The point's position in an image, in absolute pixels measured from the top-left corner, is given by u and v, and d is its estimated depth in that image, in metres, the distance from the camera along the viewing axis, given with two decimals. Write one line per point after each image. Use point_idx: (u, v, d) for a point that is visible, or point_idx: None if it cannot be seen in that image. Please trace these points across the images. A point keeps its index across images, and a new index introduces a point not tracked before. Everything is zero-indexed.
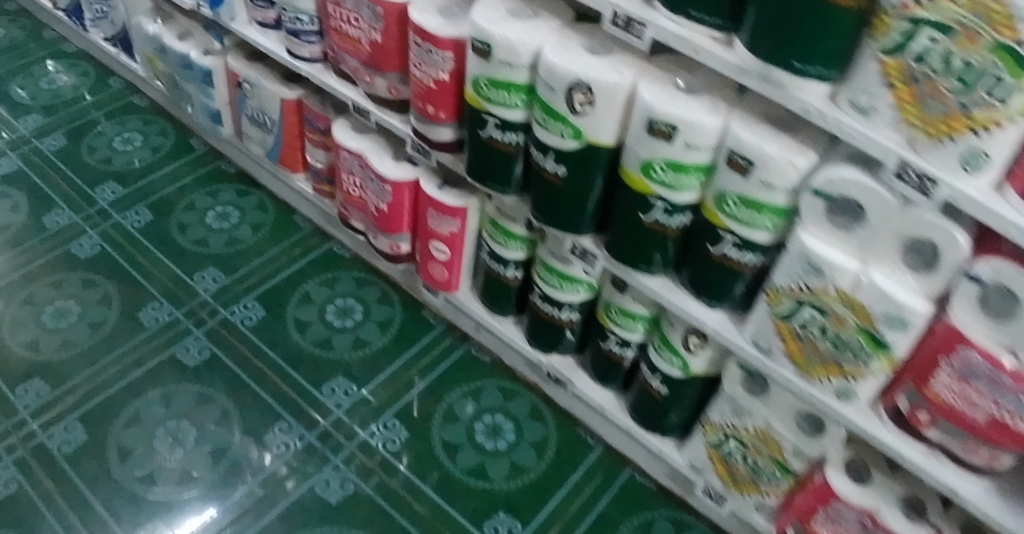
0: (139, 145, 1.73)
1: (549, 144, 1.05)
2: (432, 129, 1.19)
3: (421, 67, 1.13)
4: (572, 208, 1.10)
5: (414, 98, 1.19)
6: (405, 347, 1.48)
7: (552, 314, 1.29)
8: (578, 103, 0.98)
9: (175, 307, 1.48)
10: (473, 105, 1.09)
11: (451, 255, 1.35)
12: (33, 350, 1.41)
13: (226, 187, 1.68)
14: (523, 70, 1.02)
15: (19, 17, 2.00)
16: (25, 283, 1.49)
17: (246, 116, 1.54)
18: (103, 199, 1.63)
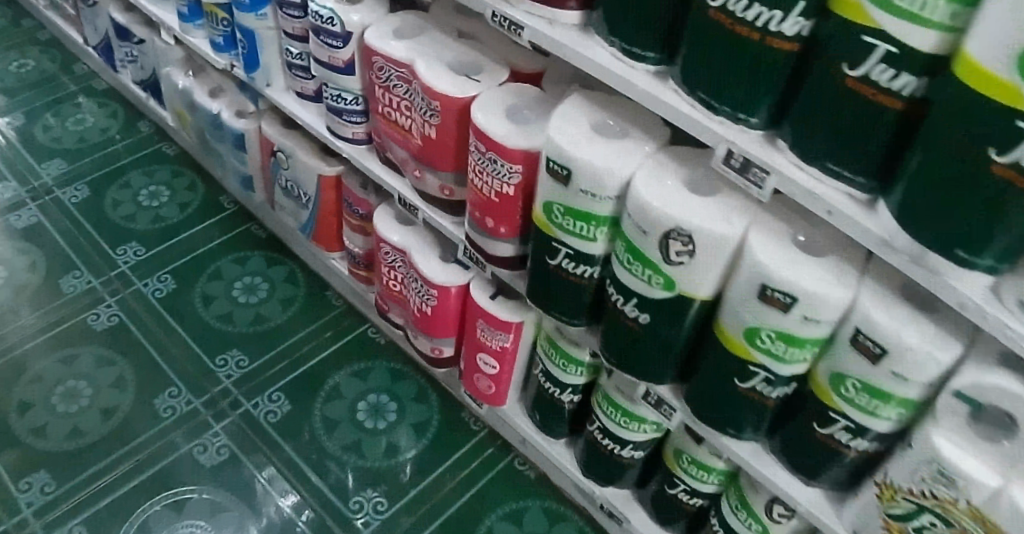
0: (166, 200, 1.61)
1: (634, 290, 0.88)
2: (490, 242, 1.03)
3: (483, 176, 0.97)
4: (651, 356, 0.94)
5: (472, 205, 1.02)
6: (442, 455, 1.33)
7: (612, 451, 1.14)
8: (674, 252, 0.82)
9: (195, 396, 1.34)
10: (541, 229, 0.92)
11: (500, 369, 1.19)
12: (40, 436, 1.25)
13: (256, 255, 1.56)
14: (608, 201, 0.85)
15: (53, 48, 1.91)
16: (34, 356, 1.34)
17: (279, 186, 1.40)
18: (124, 260, 1.50)
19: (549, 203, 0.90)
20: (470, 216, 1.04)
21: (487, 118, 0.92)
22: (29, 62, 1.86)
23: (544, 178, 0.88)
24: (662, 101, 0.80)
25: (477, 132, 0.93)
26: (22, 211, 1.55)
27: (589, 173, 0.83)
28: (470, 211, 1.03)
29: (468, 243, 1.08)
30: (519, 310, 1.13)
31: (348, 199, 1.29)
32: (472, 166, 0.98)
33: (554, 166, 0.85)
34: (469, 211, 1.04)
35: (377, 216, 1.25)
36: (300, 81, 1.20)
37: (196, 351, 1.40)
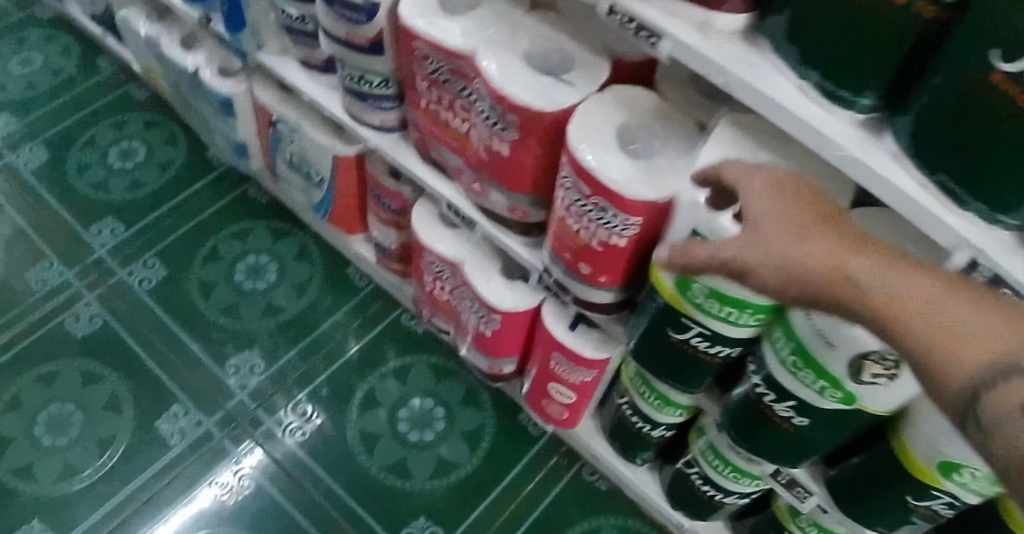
0: (141, 160, 1.37)
1: (794, 393, 0.64)
2: (585, 287, 0.78)
3: (581, 220, 0.70)
4: (796, 450, 0.72)
5: (558, 242, 0.77)
6: (501, 469, 1.16)
7: (712, 498, 0.95)
8: (868, 373, 0.56)
9: (205, 415, 1.14)
10: (671, 303, 0.67)
11: (577, 400, 1.00)
12: (29, 481, 1.06)
13: (258, 226, 1.32)
14: (771, 293, 0.59)
15: None
16: (8, 377, 1.14)
17: (282, 159, 1.14)
18: (100, 242, 1.28)
19: (685, 278, 0.63)
20: (555, 252, 0.79)
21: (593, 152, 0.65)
22: None
23: (682, 247, 0.62)
24: (880, 175, 0.50)
25: (577, 170, 0.66)
26: None
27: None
28: (556, 247, 0.78)
29: (549, 277, 0.84)
30: (606, 345, 0.91)
31: (375, 190, 1.04)
32: (563, 203, 0.72)
33: (702, 242, 0.59)
34: (554, 245, 0.79)
35: (417, 212, 1.00)
36: (308, 47, 0.90)
37: (198, 354, 1.19)
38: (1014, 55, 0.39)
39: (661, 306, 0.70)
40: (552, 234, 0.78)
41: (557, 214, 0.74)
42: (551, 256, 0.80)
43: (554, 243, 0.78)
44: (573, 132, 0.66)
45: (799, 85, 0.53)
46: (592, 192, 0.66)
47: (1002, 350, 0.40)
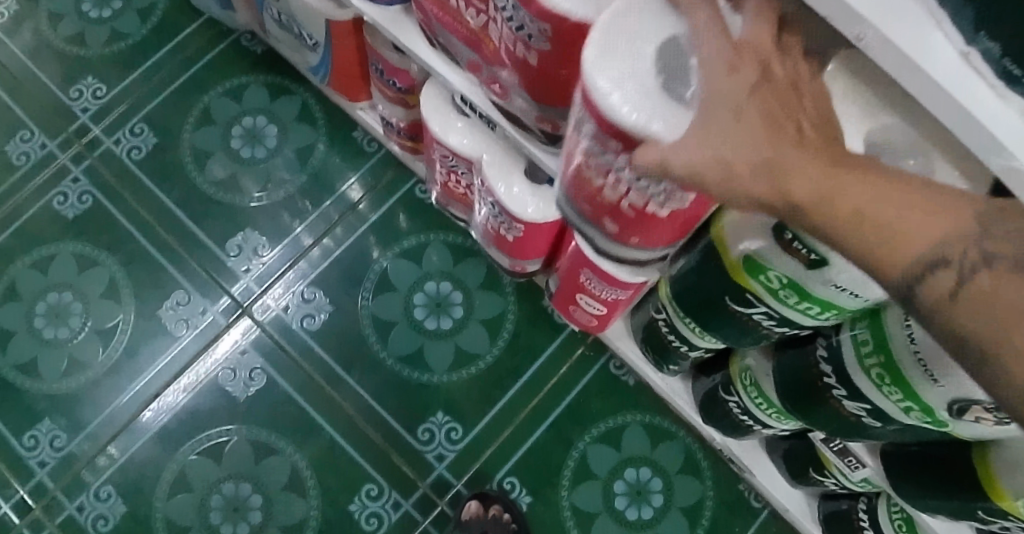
0: (119, 6, 1.19)
1: (869, 397, 0.52)
2: (610, 251, 0.57)
3: (607, 186, 0.47)
4: (849, 435, 0.61)
5: (571, 203, 0.53)
6: (524, 360, 1.09)
7: (751, 427, 0.86)
8: (970, 414, 0.45)
9: (209, 302, 1.09)
10: (735, 276, 0.54)
11: (608, 312, 0.90)
12: (36, 377, 1.06)
13: (253, 81, 1.16)
14: (867, 303, 0.46)
15: None
16: (5, 263, 1.10)
17: (268, 18, 0.97)
18: (81, 107, 1.15)
19: (757, 260, 0.51)
20: (566, 211, 0.56)
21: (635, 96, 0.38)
22: None
23: (762, 229, 0.48)
24: None
25: (600, 123, 0.40)
26: None
27: (855, 272, 0.43)
28: (567, 206, 0.55)
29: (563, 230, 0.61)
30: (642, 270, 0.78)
31: (375, 62, 0.86)
32: (578, 158, 0.47)
33: (790, 238, 0.45)
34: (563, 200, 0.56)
35: (426, 91, 0.83)
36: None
37: (198, 235, 1.12)
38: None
39: (720, 271, 0.57)
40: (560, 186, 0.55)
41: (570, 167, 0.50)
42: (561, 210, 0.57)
43: (564, 201, 0.55)
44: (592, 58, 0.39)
45: (965, 51, 0.33)
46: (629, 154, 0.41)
47: (946, 235, 0.33)
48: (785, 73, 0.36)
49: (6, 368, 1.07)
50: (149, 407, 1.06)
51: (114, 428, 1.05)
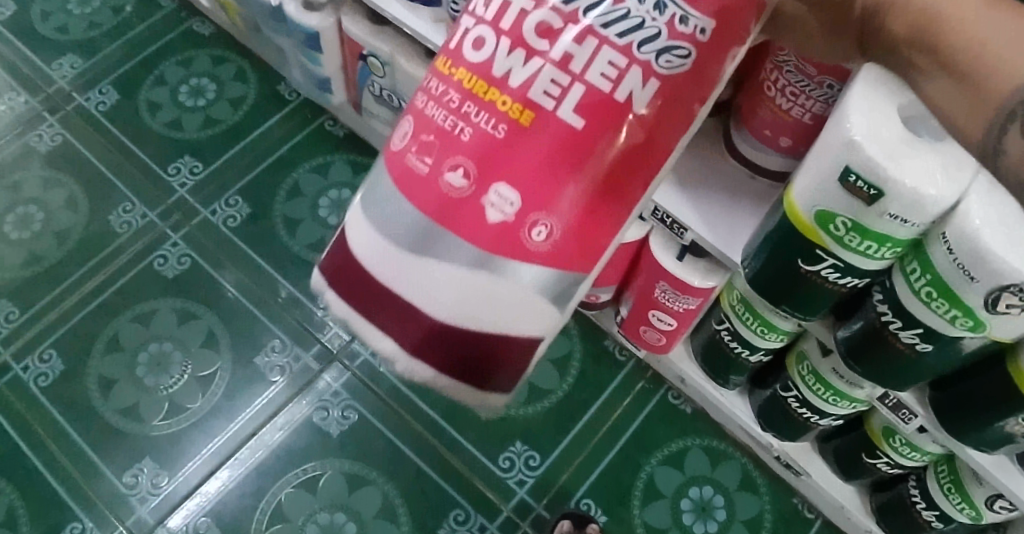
0: (214, 97, 1.30)
1: (921, 320, 0.74)
2: (516, 230, 0.40)
3: (578, 28, 0.39)
4: (903, 371, 0.82)
5: (484, 109, 0.40)
6: (591, 393, 1.20)
7: (807, 419, 1.01)
8: (1001, 302, 0.65)
9: (302, 350, 1.17)
10: (810, 238, 0.76)
11: (677, 326, 1.04)
12: (136, 422, 1.10)
13: (337, 158, 1.26)
14: (913, 229, 0.67)
15: None
16: (105, 319, 1.15)
17: (369, 93, 1.12)
18: (179, 183, 1.24)
19: (829, 213, 0.72)
20: (448, 150, 0.40)
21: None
22: None
23: (830, 183, 0.68)
24: None
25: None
26: (43, 129, 1.26)
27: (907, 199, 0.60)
28: (457, 127, 0.40)
29: (405, 239, 0.41)
30: (712, 275, 0.95)
31: None
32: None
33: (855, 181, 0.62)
34: (440, 133, 0.41)
35: None
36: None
37: (291, 291, 1.20)
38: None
39: (799, 245, 0.78)
40: (443, 98, 0.41)
41: (479, 31, 0.41)
42: (421, 159, 0.41)
43: (455, 116, 0.40)
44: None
45: None
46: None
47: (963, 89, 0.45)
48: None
49: (107, 411, 1.10)
50: (246, 445, 1.12)
51: (211, 467, 1.10)
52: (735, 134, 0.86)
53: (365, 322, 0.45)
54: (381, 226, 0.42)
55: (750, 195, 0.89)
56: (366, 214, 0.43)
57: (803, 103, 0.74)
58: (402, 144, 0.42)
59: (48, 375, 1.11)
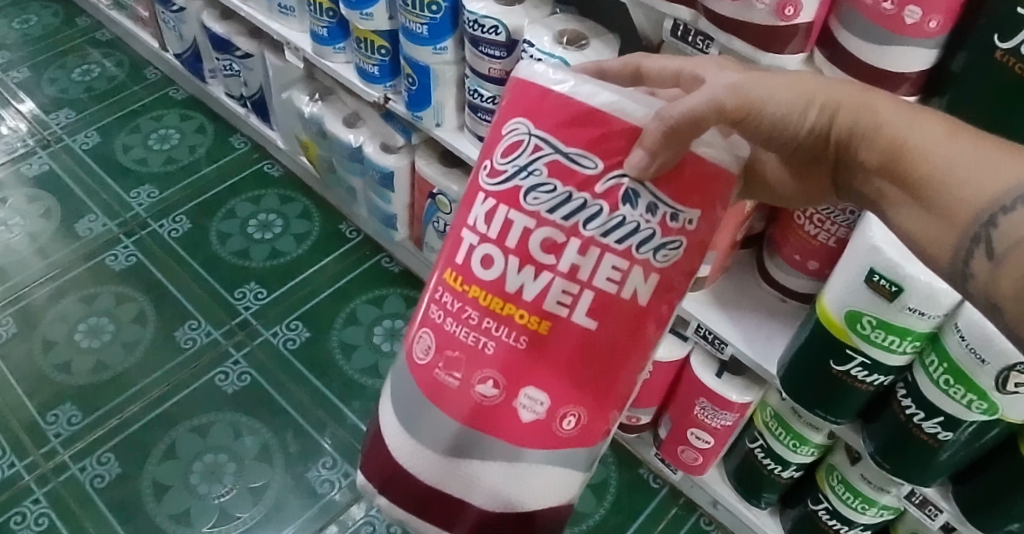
0: (281, 231, 1.42)
1: (941, 408, 0.83)
2: (544, 420, 0.52)
3: (580, 240, 0.50)
4: (925, 462, 0.90)
5: (504, 325, 0.52)
6: (628, 518, 1.27)
7: (838, 531, 1.09)
8: (1012, 383, 0.74)
9: (351, 468, 1.16)
10: (838, 336, 0.86)
11: (713, 445, 1.13)
12: (184, 527, 1.08)
13: (391, 292, 1.36)
14: (932, 320, 0.78)
15: (113, 50, 1.71)
16: (164, 427, 1.17)
17: (432, 229, 1.23)
18: (245, 306, 1.32)
19: (855, 312, 0.83)
20: (478, 365, 0.52)
21: (617, 95, 0.49)
22: (94, 67, 1.67)
23: (856, 284, 0.80)
24: None
25: (581, 130, 0.49)
26: (118, 250, 1.37)
27: (923, 290, 0.75)
28: (482, 342, 0.52)
29: (446, 445, 0.53)
30: (749, 390, 1.05)
31: None
32: (511, 211, 0.51)
33: (878, 279, 0.77)
34: (467, 349, 0.53)
35: None
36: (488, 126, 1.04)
37: (346, 414, 1.22)
38: (1007, 36, 0.57)
39: (826, 344, 0.88)
40: (465, 316, 0.53)
41: (488, 250, 0.52)
42: (453, 372, 0.53)
43: (478, 332, 0.52)
44: (535, 77, 0.51)
45: None
46: (612, 168, 0.49)
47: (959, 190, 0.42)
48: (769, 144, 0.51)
49: (159, 515, 1.09)
50: None
51: None
52: (769, 261, 1.01)
53: (418, 517, 0.56)
54: (424, 435, 0.54)
55: (783, 317, 1.02)
56: (406, 426, 0.55)
57: (828, 229, 0.89)
58: (432, 358, 0.54)
59: (103, 476, 1.12)
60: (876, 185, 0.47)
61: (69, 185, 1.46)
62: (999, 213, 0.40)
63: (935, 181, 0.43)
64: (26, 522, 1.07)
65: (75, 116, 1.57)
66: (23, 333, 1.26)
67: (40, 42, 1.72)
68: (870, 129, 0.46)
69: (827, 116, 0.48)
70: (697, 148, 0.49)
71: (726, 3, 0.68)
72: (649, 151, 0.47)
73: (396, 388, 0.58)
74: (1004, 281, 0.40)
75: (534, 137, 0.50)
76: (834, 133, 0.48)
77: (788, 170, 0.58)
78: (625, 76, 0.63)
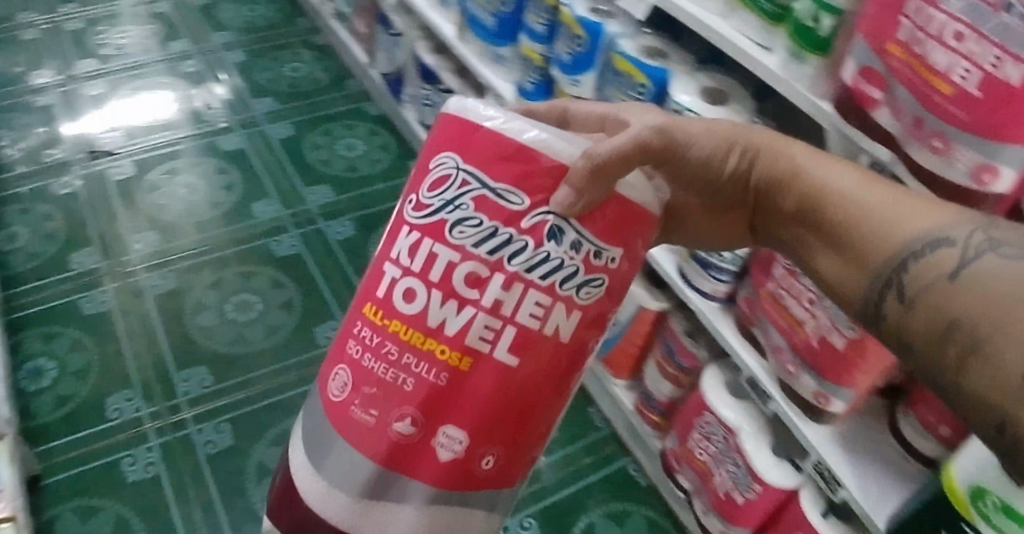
0: None
1: None
2: (462, 459, 0.51)
3: (504, 275, 0.47)
4: None
5: (422, 360, 0.49)
6: None
7: None
8: None
9: None
10: (956, 506, 0.78)
11: None
12: None
13: None
14: None
15: (324, 55, 1.88)
16: (283, 416, 1.25)
17: None
18: None
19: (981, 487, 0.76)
20: (394, 402, 0.50)
21: (545, 133, 0.47)
22: (300, 66, 1.84)
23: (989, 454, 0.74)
24: None
25: (510, 165, 0.47)
26: (284, 239, 1.49)
27: None
28: (401, 379, 0.50)
29: (361, 486, 0.52)
30: None
31: (670, 343, 1.17)
32: (435, 244, 0.48)
33: None
34: (385, 385, 0.50)
35: (702, 374, 1.12)
36: None
37: None
38: None
39: (947, 513, 0.80)
40: (383, 352, 0.50)
41: (410, 283, 0.49)
42: (369, 410, 0.51)
43: (397, 368, 0.50)
44: (465, 110, 0.49)
45: None
46: (538, 205, 0.47)
47: (881, 234, 0.53)
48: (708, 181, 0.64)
49: (257, 497, 1.15)
50: None
51: None
52: (901, 415, 0.96)
53: None
54: (336, 476, 0.53)
55: (907, 481, 0.94)
56: (318, 461, 0.54)
57: None
58: (350, 394, 0.52)
59: (215, 443, 1.20)
60: (801, 230, 0.60)
61: (257, 168, 1.60)
62: (911, 260, 0.51)
63: (862, 229, 0.54)
64: (137, 465, 1.16)
65: (275, 107, 1.73)
66: (179, 292, 1.37)
67: (261, 32, 1.91)
68: (792, 177, 0.59)
69: (748, 161, 0.62)
70: (620, 189, 0.48)
71: (928, 156, 0.61)
72: (576, 189, 0.46)
73: (308, 425, 0.56)
74: (913, 319, 0.51)
75: (459, 169, 0.48)
76: (756, 177, 0.62)
77: (708, 218, 0.69)
78: (552, 118, 0.66)
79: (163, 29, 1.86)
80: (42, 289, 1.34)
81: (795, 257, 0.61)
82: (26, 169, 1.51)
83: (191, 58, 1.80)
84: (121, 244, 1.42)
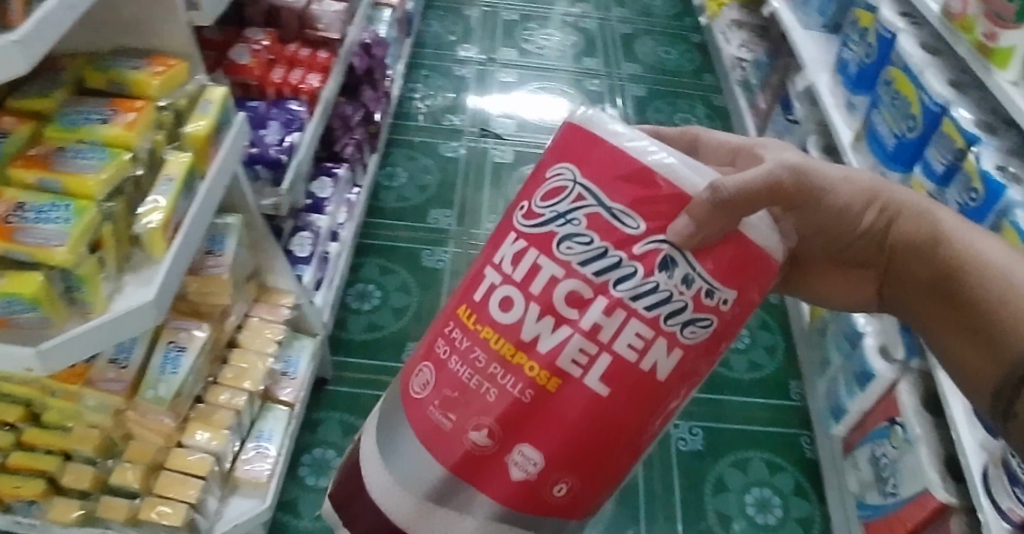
0: (742, 350, 1.31)
1: None
2: (532, 481, 0.44)
3: (608, 300, 0.41)
4: None
5: (511, 373, 0.43)
6: None
7: None
8: None
9: None
10: None
11: None
12: None
13: (791, 470, 1.16)
14: None
15: (717, 114, 1.88)
16: None
17: (870, 450, 1.00)
18: None
19: None
20: (472, 409, 0.44)
21: (672, 156, 0.41)
22: (693, 117, 1.85)
23: None
24: None
25: (628, 185, 0.41)
26: None
27: None
28: (484, 388, 0.43)
29: (426, 486, 0.45)
30: None
31: None
32: (540, 256, 0.42)
33: None
34: (466, 391, 0.44)
35: None
36: None
37: None
38: None
39: None
40: (471, 357, 0.44)
41: (506, 293, 0.43)
42: (446, 413, 0.45)
43: (483, 377, 0.44)
44: (589, 120, 0.43)
45: None
46: (657, 231, 0.41)
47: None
48: (854, 243, 0.57)
49: None
50: None
51: None
52: None
53: None
54: (402, 471, 0.46)
55: None
56: (383, 454, 0.48)
57: None
58: (428, 394, 0.46)
59: None
60: (942, 305, 0.55)
61: None
62: None
63: (1010, 318, 0.51)
64: None
65: None
66: None
67: (667, 76, 1.98)
68: (935, 246, 0.55)
69: (887, 221, 0.56)
70: (744, 229, 0.41)
71: None
72: (698, 220, 0.40)
73: (384, 414, 0.49)
74: None
75: (576, 182, 0.42)
76: (892, 239, 0.57)
77: (831, 269, 0.63)
78: (678, 145, 0.59)
79: (582, 45, 2.05)
80: (397, 228, 1.49)
81: (929, 331, 0.57)
82: (425, 125, 1.73)
83: (595, 77, 1.94)
84: (472, 216, 1.53)
